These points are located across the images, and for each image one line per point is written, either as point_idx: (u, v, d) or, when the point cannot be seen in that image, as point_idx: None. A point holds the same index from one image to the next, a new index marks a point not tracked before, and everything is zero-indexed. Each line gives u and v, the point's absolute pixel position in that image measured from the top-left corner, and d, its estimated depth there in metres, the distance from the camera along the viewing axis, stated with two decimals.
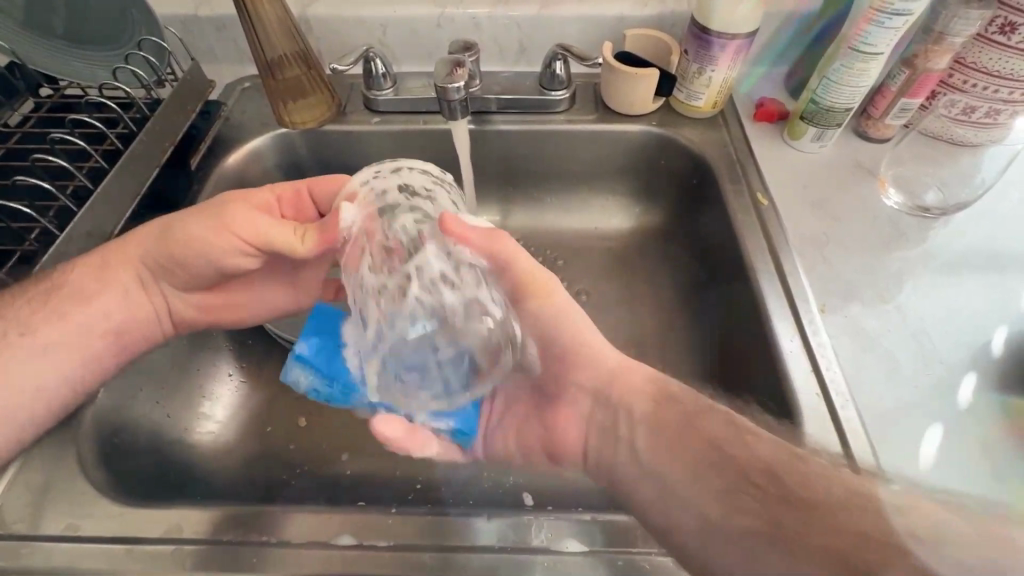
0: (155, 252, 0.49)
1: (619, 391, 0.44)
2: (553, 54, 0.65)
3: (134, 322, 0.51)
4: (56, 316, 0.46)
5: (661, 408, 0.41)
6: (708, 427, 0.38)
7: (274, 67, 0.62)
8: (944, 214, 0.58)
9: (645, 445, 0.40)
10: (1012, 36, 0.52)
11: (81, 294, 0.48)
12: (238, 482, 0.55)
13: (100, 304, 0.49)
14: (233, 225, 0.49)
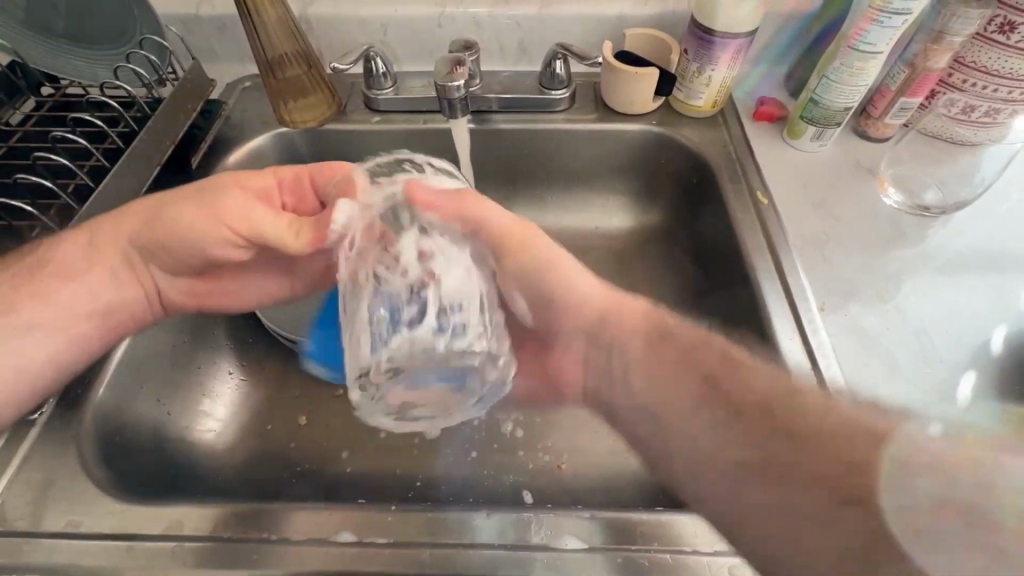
0: (139, 233, 0.47)
1: (619, 331, 0.43)
2: (553, 54, 0.65)
3: (121, 306, 0.49)
4: (36, 298, 0.45)
5: (653, 329, 0.42)
6: (710, 369, 0.38)
7: (274, 66, 0.63)
8: (943, 212, 0.58)
9: (637, 385, 0.40)
10: (1011, 36, 0.52)
11: (65, 273, 0.46)
12: (239, 479, 0.55)
13: (82, 286, 0.47)
14: (227, 215, 0.47)
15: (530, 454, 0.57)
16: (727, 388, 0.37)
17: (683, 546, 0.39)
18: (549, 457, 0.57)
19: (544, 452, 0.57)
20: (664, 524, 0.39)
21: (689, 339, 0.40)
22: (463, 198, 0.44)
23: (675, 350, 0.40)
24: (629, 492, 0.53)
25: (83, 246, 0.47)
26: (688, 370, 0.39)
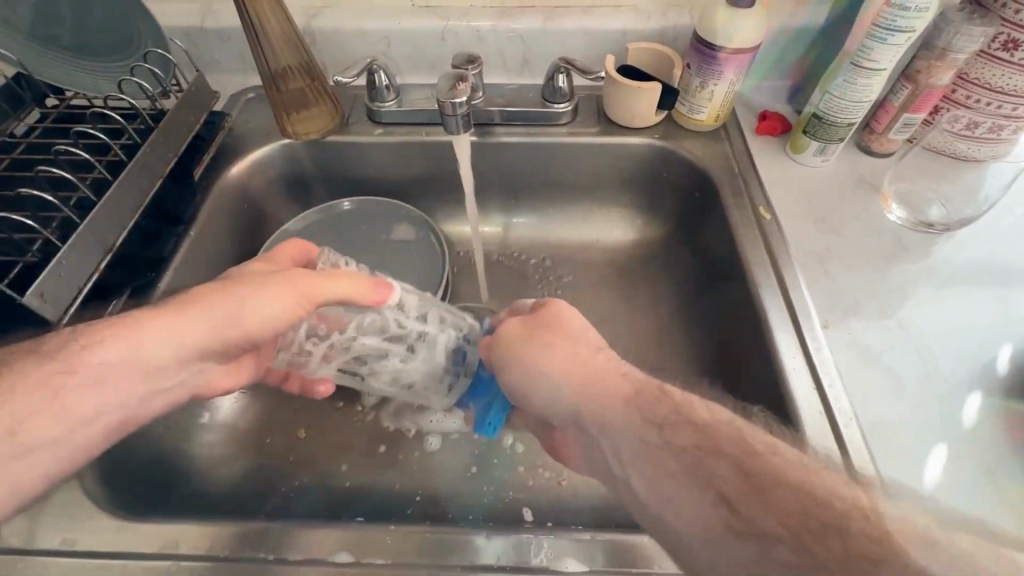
0: (216, 330, 0.41)
1: (602, 413, 0.38)
2: (556, 68, 0.65)
3: (156, 399, 0.40)
4: (55, 401, 0.35)
5: (644, 412, 0.37)
6: (716, 469, 0.33)
7: (277, 79, 0.63)
8: (947, 229, 0.58)
9: (640, 480, 0.35)
10: (1014, 54, 0.52)
11: (100, 378, 0.37)
12: (237, 495, 0.54)
13: (118, 387, 0.37)
14: (299, 292, 0.42)
15: (530, 470, 0.56)
16: (721, 485, 0.32)
17: None
18: (549, 473, 0.56)
19: (544, 468, 0.57)
20: (664, 546, 0.39)
21: (671, 416, 0.36)
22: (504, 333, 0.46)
23: (659, 431, 0.36)
24: (629, 510, 0.53)
25: (64, 382, 0.35)
26: (677, 464, 0.34)
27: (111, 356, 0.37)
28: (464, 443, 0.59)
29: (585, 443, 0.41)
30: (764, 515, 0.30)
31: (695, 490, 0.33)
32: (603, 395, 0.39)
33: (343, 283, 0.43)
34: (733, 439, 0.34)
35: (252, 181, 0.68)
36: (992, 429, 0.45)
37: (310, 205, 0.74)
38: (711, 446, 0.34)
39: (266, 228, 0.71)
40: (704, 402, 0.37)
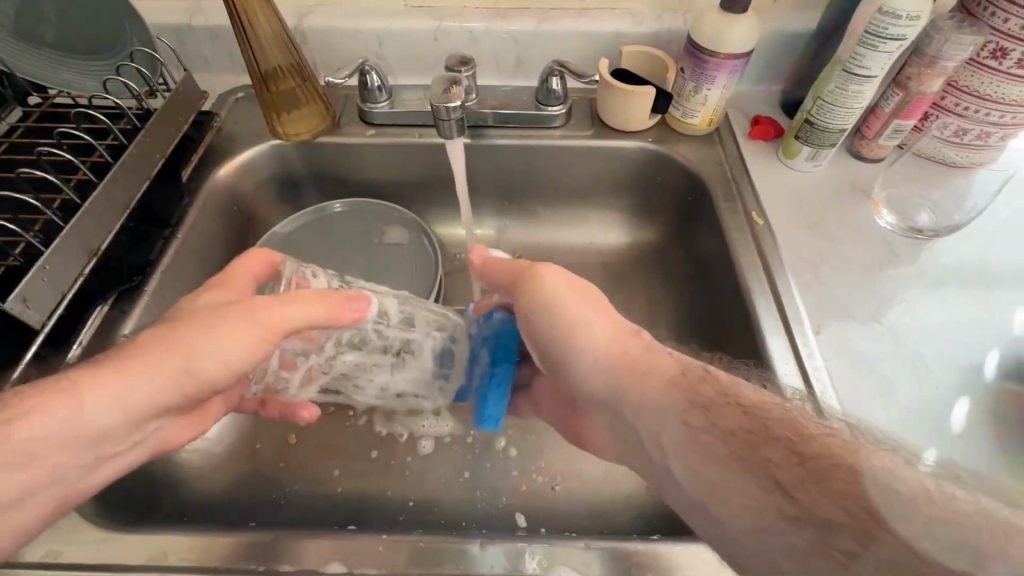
0: (167, 382, 0.39)
1: (642, 391, 0.39)
2: (550, 70, 0.65)
3: (101, 462, 0.38)
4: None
5: (690, 392, 0.37)
6: (769, 454, 0.32)
7: (268, 79, 0.62)
8: (936, 235, 0.58)
9: (682, 469, 0.35)
10: (1003, 62, 0.52)
11: (31, 449, 0.34)
12: (227, 502, 0.54)
13: (57, 456, 0.36)
14: (257, 321, 0.41)
15: (524, 474, 0.56)
16: (774, 471, 0.32)
17: None
18: (543, 478, 0.56)
19: (538, 473, 0.57)
20: (659, 553, 0.39)
21: (719, 398, 0.36)
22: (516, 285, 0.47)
23: (704, 413, 0.36)
24: (623, 514, 0.53)
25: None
26: (725, 449, 0.34)
27: (52, 419, 0.35)
28: (457, 448, 0.59)
29: (619, 422, 0.41)
30: (826, 501, 0.30)
31: (748, 477, 0.32)
32: (647, 378, 0.39)
33: (308, 306, 0.42)
34: (783, 421, 0.34)
35: (241, 182, 0.67)
36: (979, 433, 0.47)
37: (301, 206, 0.74)
38: (763, 426, 0.34)
39: (256, 230, 0.70)
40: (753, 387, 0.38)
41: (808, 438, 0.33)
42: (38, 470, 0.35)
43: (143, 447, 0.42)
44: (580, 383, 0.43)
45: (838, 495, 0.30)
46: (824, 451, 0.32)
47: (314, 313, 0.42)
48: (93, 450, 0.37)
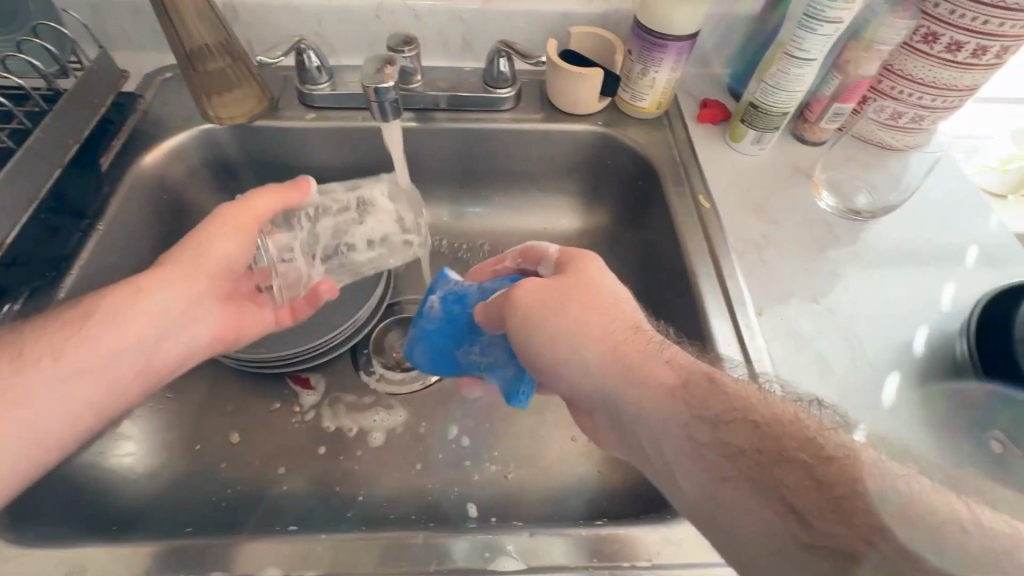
0: (193, 272, 0.49)
1: (642, 402, 0.37)
2: (496, 51, 0.63)
3: (143, 349, 0.45)
4: (82, 345, 0.42)
5: (694, 405, 0.35)
6: (785, 477, 0.31)
7: (194, 58, 0.58)
8: (873, 217, 0.60)
9: (688, 482, 0.34)
10: (934, 46, 0.54)
11: (112, 318, 0.44)
12: (163, 506, 0.52)
13: (122, 330, 0.44)
14: (240, 213, 0.51)
15: (476, 463, 0.56)
16: (788, 495, 0.30)
17: (621, 560, 0.40)
18: (496, 467, 0.56)
19: (490, 462, 0.56)
20: (604, 538, 0.41)
21: (727, 412, 0.34)
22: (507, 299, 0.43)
23: (711, 429, 0.34)
24: (575, 500, 0.53)
25: (87, 324, 0.43)
26: (734, 468, 0.33)
27: (120, 299, 0.45)
28: (408, 440, 0.57)
29: (617, 427, 0.39)
30: (843, 526, 0.29)
31: (760, 497, 0.31)
32: (646, 390, 0.37)
33: (269, 199, 0.52)
34: (795, 439, 0.32)
35: (171, 169, 0.63)
36: (917, 409, 0.47)
37: (239, 194, 0.70)
38: (773, 446, 0.32)
39: (190, 219, 0.66)
40: (762, 392, 0.36)
41: (816, 456, 0.31)
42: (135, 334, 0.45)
43: (182, 353, 0.48)
44: (574, 391, 0.40)
45: (859, 521, 0.29)
46: (834, 472, 0.31)
47: (282, 196, 0.53)
48: (130, 327, 0.44)
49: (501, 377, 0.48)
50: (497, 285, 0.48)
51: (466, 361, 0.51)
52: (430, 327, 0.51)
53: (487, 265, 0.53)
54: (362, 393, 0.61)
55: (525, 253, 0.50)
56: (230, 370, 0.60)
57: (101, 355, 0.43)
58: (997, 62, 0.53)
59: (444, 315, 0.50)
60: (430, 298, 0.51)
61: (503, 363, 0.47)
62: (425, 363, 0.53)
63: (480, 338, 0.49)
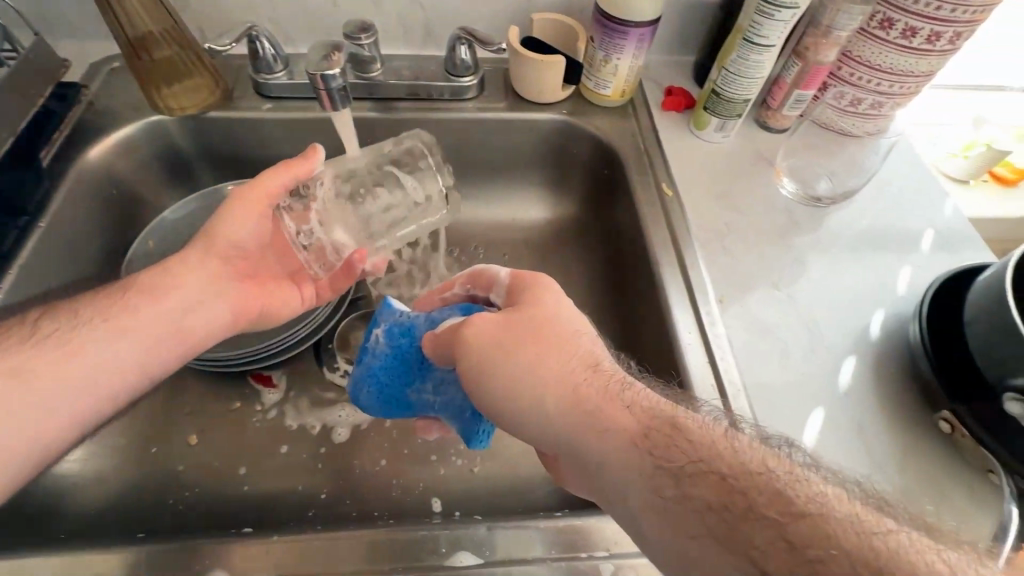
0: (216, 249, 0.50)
1: (603, 452, 0.35)
2: (457, 38, 0.62)
3: (185, 319, 0.46)
4: (127, 311, 0.44)
5: (657, 455, 0.33)
6: (756, 538, 0.29)
7: (138, 46, 0.55)
8: (833, 202, 0.61)
9: (655, 536, 0.33)
10: (890, 32, 0.54)
11: (152, 290, 0.45)
12: (116, 511, 0.50)
13: (168, 296, 0.46)
14: (255, 191, 0.51)
15: (442, 458, 0.55)
16: (757, 557, 0.29)
17: (579, 552, 0.40)
18: (461, 461, 0.55)
19: (456, 456, 0.56)
20: (560, 526, 0.41)
21: (691, 464, 0.33)
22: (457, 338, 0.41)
23: (675, 483, 0.32)
24: (540, 493, 0.53)
25: (126, 295, 0.44)
26: (701, 526, 0.31)
27: (158, 274, 0.46)
28: (372, 436, 0.57)
29: (581, 474, 0.38)
30: None
31: (729, 557, 0.30)
32: (610, 439, 0.35)
33: (282, 174, 0.52)
34: (764, 491, 0.31)
35: (119, 163, 0.60)
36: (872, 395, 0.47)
37: (195, 188, 0.68)
38: (742, 503, 0.30)
39: (142, 215, 0.64)
40: (730, 436, 0.34)
41: (786, 510, 0.30)
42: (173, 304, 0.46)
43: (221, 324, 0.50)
44: (535, 437, 0.39)
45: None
46: (806, 528, 0.29)
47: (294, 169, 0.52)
48: (167, 297, 0.46)
49: (458, 418, 0.47)
50: (446, 315, 0.47)
51: (417, 400, 0.49)
52: (375, 364, 0.48)
53: (435, 293, 0.52)
54: (325, 389, 0.59)
55: (475, 280, 0.49)
56: (188, 369, 0.59)
57: (146, 319, 0.44)
58: (950, 48, 0.53)
59: (391, 350, 0.48)
60: (374, 332, 0.49)
61: (459, 402, 0.47)
62: (373, 404, 0.50)
63: (431, 374, 0.47)
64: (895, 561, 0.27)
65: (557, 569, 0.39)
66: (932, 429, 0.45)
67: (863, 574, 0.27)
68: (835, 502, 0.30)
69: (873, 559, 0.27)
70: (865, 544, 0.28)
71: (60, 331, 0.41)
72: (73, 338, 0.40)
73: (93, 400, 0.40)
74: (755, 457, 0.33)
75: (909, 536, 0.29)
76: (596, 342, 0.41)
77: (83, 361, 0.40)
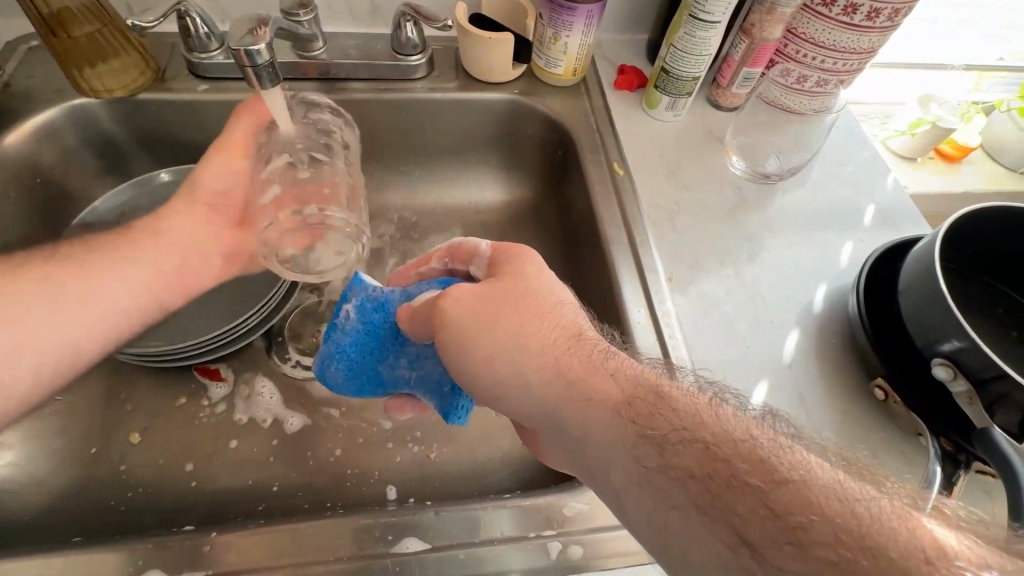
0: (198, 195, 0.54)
1: (587, 422, 0.36)
2: (402, 15, 0.60)
3: (179, 267, 0.52)
4: (129, 249, 0.49)
5: (640, 422, 0.34)
6: (737, 506, 0.29)
7: (54, 24, 0.51)
8: (780, 179, 0.62)
9: (636, 505, 0.33)
10: (832, 9, 0.54)
11: (154, 232, 0.51)
12: (53, 515, 0.48)
13: (167, 242, 0.51)
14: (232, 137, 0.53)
15: (399, 445, 0.55)
16: (739, 525, 0.29)
17: (527, 531, 0.40)
18: (418, 447, 0.55)
19: (413, 442, 0.55)
20: (505, 505, 0.41)
21: (674, 432, 0.33)
22: (437, 312, 0.41)
23: (658, 450, 0.33)
24: (497, 475, 0.53)
25: (132, 236, 0.50)
26: (684, 496, 0.31)
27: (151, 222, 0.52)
28: (326, 428, 0.55)
29: (566, 450, 0.38)
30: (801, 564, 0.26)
31: (708, 523, 0.29)
32: (592, 407, 0.36)
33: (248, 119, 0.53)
34: (750, 458, 0.31)
35: (40, 151, 0.57)
36: (831, 368, 0.48)
37: (129, 175, 0.64)
38: (728, 470, 0.30)
39: (71, 204, 0.60)
40: (714, 406, 0.35)
41: (771, 476, 0.30)
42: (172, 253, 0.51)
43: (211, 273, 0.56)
44: (519, 411, 0.39)
45: (814, 554, 0.26)
46: (791, 497, 0.29)
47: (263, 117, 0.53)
48: (158, 244, 0.51)
49: (436, 392, 0.47)
50: (424, 289, 0.46)
51: (391, 375, 0.48)
52: (345, 341, 0.47)
53: (410, 268, 0.52)
54: (276, 382, 0.58)
55: (454, 253, 0.49)
56: (128, 366, 0.56)
57: (142, 259, 0.49)
58: (890, 25, 0.54)
59: (362, 326, 0.46)
60: (345, 308, 0.47)
61: (436, 376, 0.47)
62: (342, 382, 0.48)
63: (407, 348, 0.47)
64: (879, 529, 0.27)
65: (506, 550, 0.39)
66: (866, 395, 0.47)
67: (841, 547, 0.26)
68: (818, 469, 0.30)
69: (856, 526, 0.27)
70: (849, 511, 0.28)
71: (76, 255, 0.46)
72: (91, 264, 0.46)
73: (107, 326, 0.46)
74: (738, 426, 0.33)
75: (891, 503, 0.28)
76: (580, 316, 0.42)
77: (100, 286, 0.46)
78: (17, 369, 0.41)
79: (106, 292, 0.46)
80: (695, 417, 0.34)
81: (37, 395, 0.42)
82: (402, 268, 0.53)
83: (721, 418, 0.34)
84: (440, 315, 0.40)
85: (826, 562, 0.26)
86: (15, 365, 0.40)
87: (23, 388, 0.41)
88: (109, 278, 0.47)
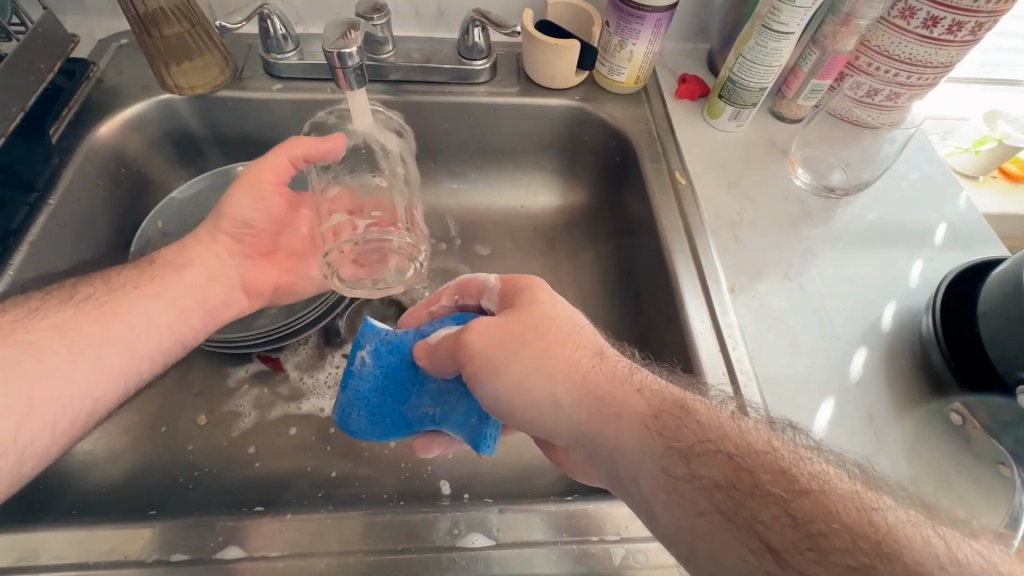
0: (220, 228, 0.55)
1: (615, 436, 0.35)
2: (471, 21, 0.61)
3: (206, 295, 0.52)
4: (154, 285, 0.49)
5: (668, 434, 0.34)
6: (759, 514, 0.30)
7: (148, 22, 0.54)
8: (847, 194, 0.60)
9: (664, 512, 0.33)
10: (911, 22, 0.53)
11: (176, 265, 0.51)
12: (127, 487, 0.51)
13: (189, 275, 0.52)
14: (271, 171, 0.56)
15: None
16: (762, 530, 0.29)
17: (591, 536, 0.40)
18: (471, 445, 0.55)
19: None
20: (572, 510, 0.41)
21: (700, 443, 0.33)
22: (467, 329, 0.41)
23: (684, 461, 0.33)
24: (547, 477, 0.54)
25: (152, 272, 0.50)
26: (709, 503, 0.31)
27: (171, 261, 0.52)
28: None
29: (596, 464, 0.38)
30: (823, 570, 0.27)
31: (730, 528, 0.30)
32: (617, 417, 0.36)
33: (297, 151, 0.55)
34: (771, 468, 0.31)
35: (127, 142, 0.60)
36: (879, 386, 0.47)
37: (202, 167, 0.67)
38: (747, 478, 0.31)
39: (150, 194, 0.64)
40: (734, 418, 0.35)
41: (791, 487, 0.30)
42: (196, 287, 0.51)
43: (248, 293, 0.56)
44: (540, 425, 0.39)
45: (834, 559, 0.27)
46: (816, 505, 0.29)
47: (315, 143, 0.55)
48: (176, 282, 0.50)
49: (463, 424, 0.44)
50: (437, 328, 0.46)
51: (416, 415, 0.46)
52: (364, 388, 0.45)
53: (421, 308, 0.51)
54: (334, 373, 0.59)
55: (463, 288, 0.48)
56: (197, 349, 0.59)
57: (165, 292, 0.49)
58: (971, 39, 0.52)
59: (380, 370, 0.45)
60: (359, 354, 0.46)
61: (462, 408, 0.44)
62: (366, 429, 0.46)
63: (428, 385, 0.45)
64: (893, 537, 0.27)
65: (569, 552, 0.40)
66: (921, 420, 0.46)
67: (870, 557, 0.27)
68: (835, 480, 0.31)
69: (873, 534, 0.28)
70: (864, 519, 0.28)
71: (96, 296, 0.46)
72: (113, 303, 0.46)
73: (133, 364, 0.45)
74: (760, 437, 0.33)
75: (904, 512, 0.29)
76: (596, 331, 0.42)
77: (118, 329, 0.45)
78: (39, 420, 0.39)
79: (129, 325, 0.45)
80: (713, 429, 0.34)
81: (56, 448, 0.40)
82: (416, 305, 0.52)
83: (746, 433, 0.33)
84: (470, 332, 0.40)
85: (845, 567, 0.26)
86: (35, 419, 0.39)
87: (51, 443, 0.39)
88: (127, 316, 0.46)
